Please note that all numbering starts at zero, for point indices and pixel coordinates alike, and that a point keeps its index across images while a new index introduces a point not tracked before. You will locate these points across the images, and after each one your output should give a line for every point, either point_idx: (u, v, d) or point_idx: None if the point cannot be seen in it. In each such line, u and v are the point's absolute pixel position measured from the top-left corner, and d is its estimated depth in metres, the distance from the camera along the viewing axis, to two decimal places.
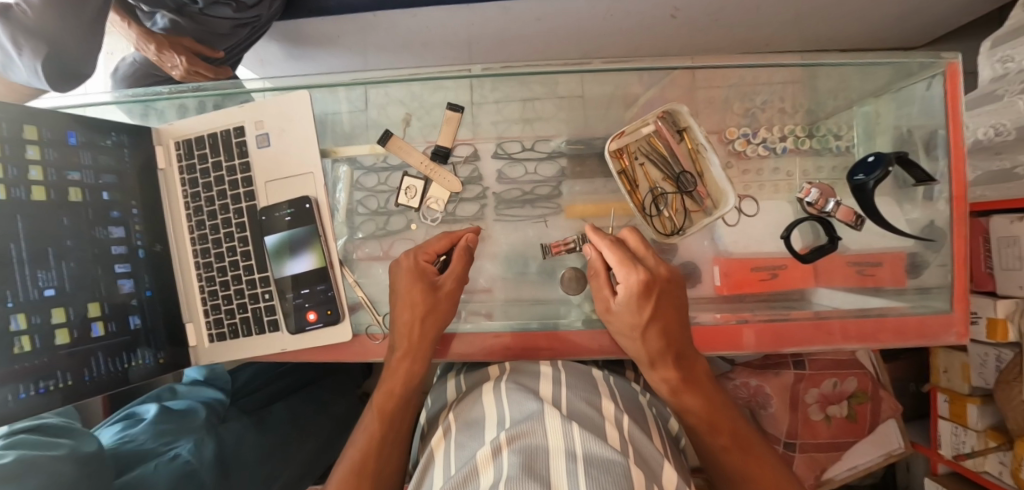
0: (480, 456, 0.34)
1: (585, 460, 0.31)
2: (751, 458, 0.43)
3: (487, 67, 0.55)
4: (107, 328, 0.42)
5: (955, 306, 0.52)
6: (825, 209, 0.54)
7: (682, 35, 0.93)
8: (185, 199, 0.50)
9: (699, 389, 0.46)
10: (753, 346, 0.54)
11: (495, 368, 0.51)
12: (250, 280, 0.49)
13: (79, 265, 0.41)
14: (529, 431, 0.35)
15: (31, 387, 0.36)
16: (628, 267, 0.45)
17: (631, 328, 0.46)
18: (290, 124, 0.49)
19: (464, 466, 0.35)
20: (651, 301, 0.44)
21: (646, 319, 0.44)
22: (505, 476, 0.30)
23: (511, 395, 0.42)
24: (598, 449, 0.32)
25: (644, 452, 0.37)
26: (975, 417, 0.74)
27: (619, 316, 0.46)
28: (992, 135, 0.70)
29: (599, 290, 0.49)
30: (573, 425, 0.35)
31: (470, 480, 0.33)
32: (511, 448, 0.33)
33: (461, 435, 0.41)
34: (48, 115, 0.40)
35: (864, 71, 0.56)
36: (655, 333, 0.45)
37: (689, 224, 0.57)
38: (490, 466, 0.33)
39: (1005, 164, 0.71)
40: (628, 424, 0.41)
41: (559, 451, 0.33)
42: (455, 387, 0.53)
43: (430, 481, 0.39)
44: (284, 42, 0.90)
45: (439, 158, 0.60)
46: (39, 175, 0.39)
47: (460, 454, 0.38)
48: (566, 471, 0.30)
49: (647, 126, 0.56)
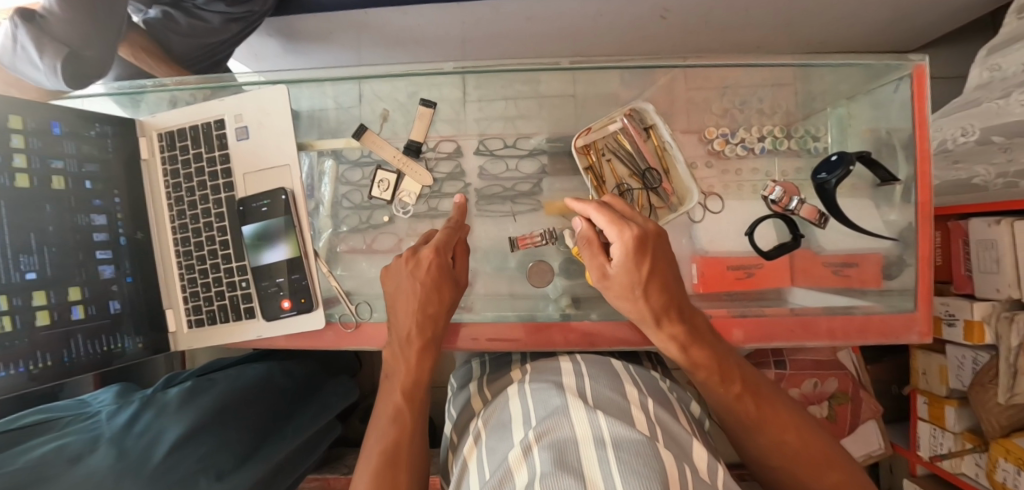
0: (511, 460, 0.32)
1: (614, 445, 0.29)
2: (766, 404, 0.43)
3: (460, 65, 0.56)
4: (87, 311, 0.44)
5: (919, 306, 0.53)
6: (789, 207, 0.55)
7: (673, 35, 0.94)
8: (167, 190, 0.51)
9: (704, 341, 0.44)
10: (742, 341, 0.55)
11: (518, 372, 0.51)
12: (228, 269, 0.50)
13: (60, 250, 0.42)
14: (555, 426, 0.34)
15: (10, 366, 0.37)
16: (619, 223, 0.41)
17: (631, 290, 0.43)
18: (268, 117, 0.51)
19: (498, 470, 0.33)
20: (648, 257, 0.41)
21: (645, 277, 0.41)
22: (538, 471, 0.28)
23: (536, 393, 0.41)
24: (627, 432, 0.31)
25: (672, 432, 0.36)
26: (954, 418, 0.74)
27: (616, 278, 0.43)
28: (959, 136, 0.72)
29: (590, 255, 0.46)
30: (598, 414, 0.33)
31: (506, 481, 0.31)
32: (541, 444, 0.32)
33: (492, 439, 0.39)
34: (31, 107, 0.41)
35: (836, 72, 0.57)
36: (657, 290, 0.42)
37: (654, 219, 0.58)
38: (523, 464, 0.31)
39: (962, 175, 0.74)
40: (654, 409, 0.40)
41: (586, 438, 0.31)
42: (480, 393, 0.52)
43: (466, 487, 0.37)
44: (278, 38, 0.91)
45: (411, 153, 0.61)
46: (23, 163, 0.40)
47: (492, 459, 0.37)
48: (597, 459, 0.29)
49: (613, 123, 0.57)
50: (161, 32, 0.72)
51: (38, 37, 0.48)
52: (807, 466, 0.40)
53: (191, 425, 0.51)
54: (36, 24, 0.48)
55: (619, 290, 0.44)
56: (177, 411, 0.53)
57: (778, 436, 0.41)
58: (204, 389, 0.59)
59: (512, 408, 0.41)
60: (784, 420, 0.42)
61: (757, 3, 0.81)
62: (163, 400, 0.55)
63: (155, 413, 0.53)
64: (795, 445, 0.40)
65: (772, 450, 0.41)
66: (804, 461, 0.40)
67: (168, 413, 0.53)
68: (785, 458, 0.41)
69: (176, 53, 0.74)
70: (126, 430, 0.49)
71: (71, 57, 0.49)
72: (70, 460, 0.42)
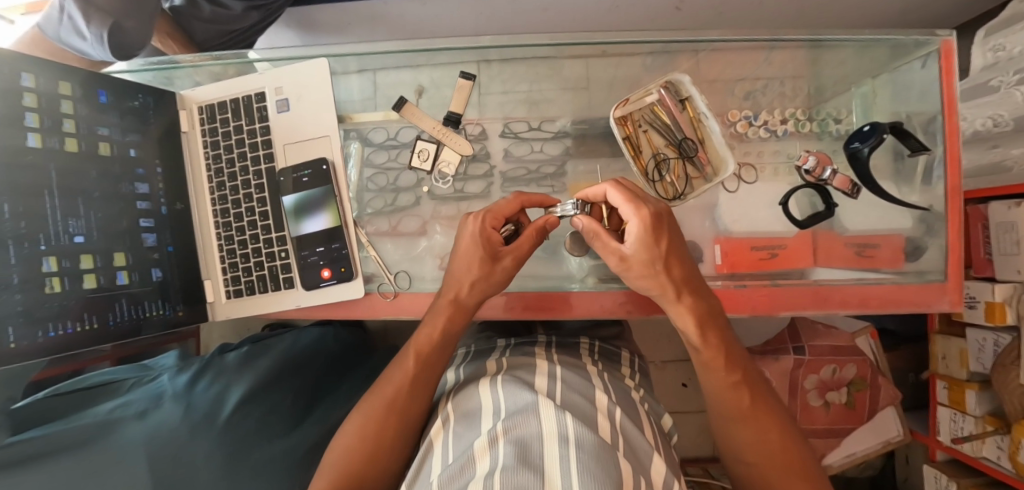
0: (475, 449, 0.33)
1: (576, 446, 0.30)
2: (759, 401, 0.43)
3: (496, 39, 0.57)
4: (131, 278, 0.44)
5: (949, 275, 0.54)
6: (822, 177, 0.56)
7: (684, 28, 0.95)
8: (207, 162, 0.52)
9: (717, 325, 0.44)
10: (751, 310, 0.56)
11: (495, 364, 0.50)
12: (267, 239, 0.51)
13: (106, 216, 0.43)
14: (522, 422, 0.34)
15: (59, 327, 0.38)
16: (636, 201, 0.40)
17: (651, 267, 0.40)
18: (307, 89, 0.51)
19: (461, 457, 0.34)
20: (666, 235, 0.39)
21: (665, 253, 0.39)
22: (501, 464, 0.29)
23: (507, 387, 0.41)
24: (590, 436, 0.31)
25: (635, 446, 0.36)
26: (974, 402, 0.74)
27: (636, 258, 0.40)
28: (992, 126, 0.72)
29: (602, 244, 0.43)
30: (567, 415, 0.33)
31: (465, 469, 0.32)
32: (506, 440, 0.32)
33: (460, 426, 0.40)
34: (80, 73, 0.42)
35: (861, 51, 0.58)
36: (676, 267, 0.41)
37: (689, 189, 0.59)
38: (487, 456, 0.32)
39: (998, 156, 0.73)
40: (620, 417, 0.41)
41: (552, 436, 0.32)
42: (454, 379, 0.52)
43: (428, 469, 0.37)
44: (298, 29, 0.92)
45: (451, 123, 0.61)
46: (72, 128, 0.41)
47: (458, 446, 0.37)
48: (560, 459, 0.29)
49: (650, 94, 0.58)
50: (183, 18, 0.72)
51: (82, 6, 0.48)
52: (785, 466, 0.40)
53: (246, 390, 0.52)
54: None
55: (640, 269, 0.41)
56: (234, 373, 0.56)
57: (761, 433, 0.42)
58: (255, 356, 0.61)
59: (484, 400, 0.41)
60: (770, 419, 0.43)
61: None
62: (222, 363, 0.58)
63: (212, 376, 0.54)
64: (775, 445, 0.41)
65: (750, 446, 0.42)
66: (779, 463, 0.41)
67: (226, 375, 0.55)
68: (762, 455, 0.42)
69: (197, 40, 0.74)
70: (188, 389, 0.51)
71: (116, 29, 0.49)
72: (138, 416, 0.46)
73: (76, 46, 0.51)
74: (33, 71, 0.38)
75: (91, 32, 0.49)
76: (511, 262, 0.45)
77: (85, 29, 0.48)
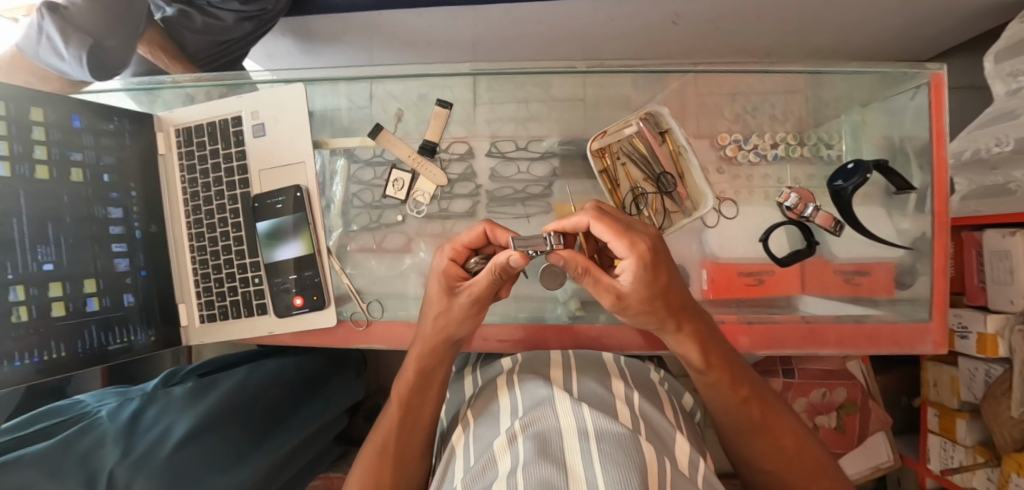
0: (495, 447, 0.34)
1: (597, 437, 0.31)
2: (767, 410, 0.43)
3: (476, 67, 0.58)
4: (101, 303, 0.46)
5: (934, 316, 0.53)
6: (804, 214, 0.54)
7: (682, 40, 0.93)
8: (184, 185, 0.55)
9: (717, 342, 0.42)
10: (748, 348, 0.55)
11: (508, 361, 0.50)
12: (241, 265, 0.54)
13: (77, 242, 0.44)
14: (541, 416, 0.36)
15: (26, 356, 0.38)
16: (630, 236, 0.35)
17: (650, 302, 0.37)
18: (284, 114, 0.54)
19: (482, 457, 0.35)
20: (664, 268, 0.36)
21: (663, 289, 0.36)
22: (521, 460, 0.30)
23: (524, 385, 0.42)
24: (611, 425, 0.32)
25: (655, 425, 0.37)
26: (964, 432, 0.73)
27: (634, 295, 0.36)
28: (992, 146, 0.70)
29: (594, 280, 0.38)
30: (584, 407, 0.35)
31: (489, 466, 0.33)
32: (525, 434, 0.34)
33: (480, 427, 0.41)
34: (55, 100, 0.43)
35: (851, 79, 0.57)
36: (673, 299, 0.38)
37: (666, 223, 0.57)
38: (506, 451, 0.33)
39: (999, 179, 0.70)
40: (639, 402, 0.41)
41: (571, 430, 0.33)
42: (473, 382, 0.53)
43: (452, 472, 0.38)
44: (293, 38, 0.91)
45: (426, 152, 0.60)
46: (43, 155, 0.42)
47: (478, 446, 0.39)
48: (581, 452, 0.30)
49: (629, 126, 0.57)
50: (174, 29, 0.72)
51: (62, 27, 0.51)
52: (799, 472, 0.42)
53: (193, 424, 0.51)
54: (59, 14, 0.51)
55: (638, 305, 0.37)
56: (179, 410, 0.53)
57: (776, 441, 0.43)
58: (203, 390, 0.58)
59: (502, 401, 0.42)
60: (785, 428, 0.43)
61: (770, 10, 0.80)
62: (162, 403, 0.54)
63: (159, 409, 0.53)
64: (790, 451, 0.42)
65: (764, 454, 0.43)
66: (798, 470, 0.42)
67: (172, 409, 0.53)
68: (778, 462, 0.43)
69: (189, 51, 0.74)
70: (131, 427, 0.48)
71: (95, 48, 0.52)
72: (80, 461, 0.42)
73: (54, 64, 0.54)
74: (5, 98, 0.39)
75: (70, 52, 0.51)
76: (469, 298, 0.42)
77: (64, 48, 0.51)
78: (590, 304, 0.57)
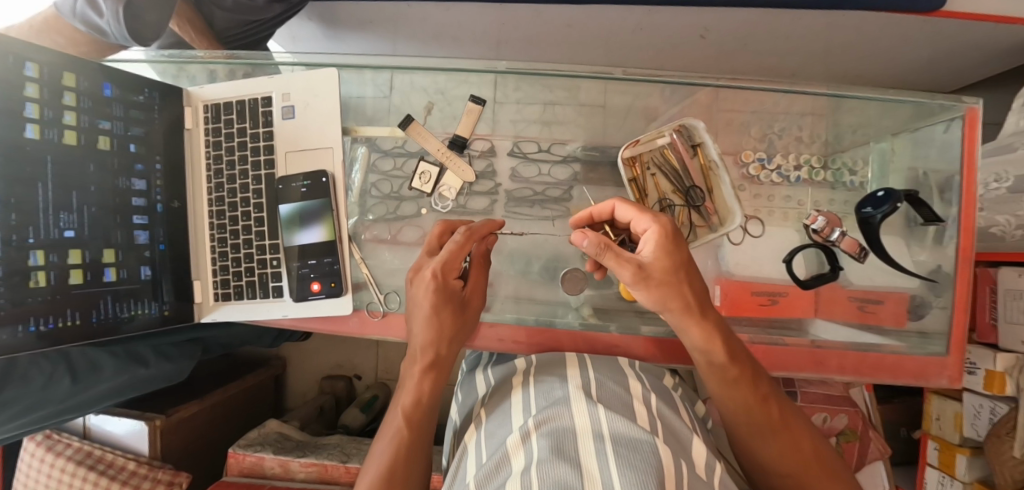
0: (508, 445, 0.34)
1: (613, 440, 0.31)
2: (783, 411, 0.42)
3: (510, 65, 0.55)
4: (119, 275, 0.48)
5: (951, 352, 0.52)
6: (830, 238, 0.54)
7: (706, 55, 0.92)
8: (209, 162, 0.55)
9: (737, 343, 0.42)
10: None
11: (522, 360, 0.49)
12: (260, 246, 0.54)
13: (98, 211, 0.46)
14: (556, 415, 0.35)
15: (40, 322, 0.40)
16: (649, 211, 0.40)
17: (673, 274, 0.37)
18: (316, 99, 0.54)
19: (494, 455, 0.34)
20: (684, 246, 0.39)
21: (685, 260, 0.38)
22: (536, 458, 0.30)
23: (538, 385, 0.42)
24: (627, 430, 0.32)
25: (673, 427, 0.36)
26: (965, 468, 0.74)
27: (656, 263, 0.37)
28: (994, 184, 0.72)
29: (614, 254, 0.37)
30: (600, 409, 0.34)
31: (502, 464, 0.33)
32: (540, 432, 0.34)
33: (490, 424, 0.41)
34: (87, 67, 0.45)
35: (885, 107, 0.55)
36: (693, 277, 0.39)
37: (692, 237, 0.57)
38: (520, 450, 0.33)
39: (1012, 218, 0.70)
40: (657, 404, 0.40)
41: (587, 432, 0.32)
42: (484, 380, 0.51)
43: (464, 471, 0.38)
44: (319, 22, 0.90)
45: (456, 147, 0.60)
46: (72, 121, 0.44)
47: (490, 443, 0.38)
48: (596, 453, 0.30)
49: (662, 137, 0.56)
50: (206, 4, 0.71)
51: None
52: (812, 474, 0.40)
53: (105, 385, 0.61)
54: None
55: (662, 277, 0.37)
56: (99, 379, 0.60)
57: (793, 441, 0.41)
58: (78, 381, 0.58)
59: (515, 398, 0.42)
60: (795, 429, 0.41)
61: (801, 32, 0.80)
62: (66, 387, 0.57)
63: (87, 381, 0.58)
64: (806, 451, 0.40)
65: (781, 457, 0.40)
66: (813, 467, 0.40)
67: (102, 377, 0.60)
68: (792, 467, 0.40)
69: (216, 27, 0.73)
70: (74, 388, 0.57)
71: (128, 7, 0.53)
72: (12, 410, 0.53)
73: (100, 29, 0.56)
74: (38, 62, 0.41)
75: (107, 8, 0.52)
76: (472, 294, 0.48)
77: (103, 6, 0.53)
78: (602, 313, 0.58)
